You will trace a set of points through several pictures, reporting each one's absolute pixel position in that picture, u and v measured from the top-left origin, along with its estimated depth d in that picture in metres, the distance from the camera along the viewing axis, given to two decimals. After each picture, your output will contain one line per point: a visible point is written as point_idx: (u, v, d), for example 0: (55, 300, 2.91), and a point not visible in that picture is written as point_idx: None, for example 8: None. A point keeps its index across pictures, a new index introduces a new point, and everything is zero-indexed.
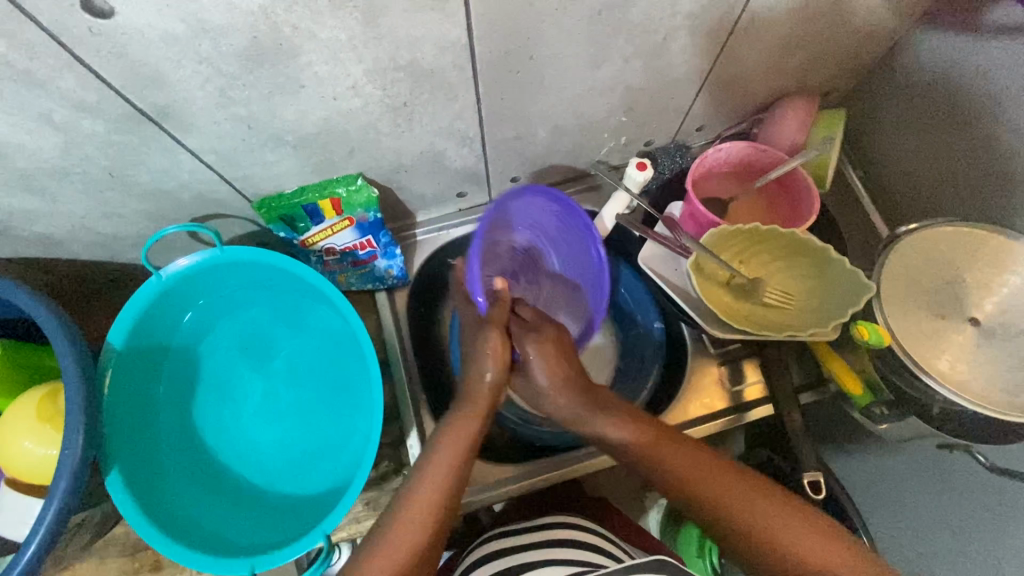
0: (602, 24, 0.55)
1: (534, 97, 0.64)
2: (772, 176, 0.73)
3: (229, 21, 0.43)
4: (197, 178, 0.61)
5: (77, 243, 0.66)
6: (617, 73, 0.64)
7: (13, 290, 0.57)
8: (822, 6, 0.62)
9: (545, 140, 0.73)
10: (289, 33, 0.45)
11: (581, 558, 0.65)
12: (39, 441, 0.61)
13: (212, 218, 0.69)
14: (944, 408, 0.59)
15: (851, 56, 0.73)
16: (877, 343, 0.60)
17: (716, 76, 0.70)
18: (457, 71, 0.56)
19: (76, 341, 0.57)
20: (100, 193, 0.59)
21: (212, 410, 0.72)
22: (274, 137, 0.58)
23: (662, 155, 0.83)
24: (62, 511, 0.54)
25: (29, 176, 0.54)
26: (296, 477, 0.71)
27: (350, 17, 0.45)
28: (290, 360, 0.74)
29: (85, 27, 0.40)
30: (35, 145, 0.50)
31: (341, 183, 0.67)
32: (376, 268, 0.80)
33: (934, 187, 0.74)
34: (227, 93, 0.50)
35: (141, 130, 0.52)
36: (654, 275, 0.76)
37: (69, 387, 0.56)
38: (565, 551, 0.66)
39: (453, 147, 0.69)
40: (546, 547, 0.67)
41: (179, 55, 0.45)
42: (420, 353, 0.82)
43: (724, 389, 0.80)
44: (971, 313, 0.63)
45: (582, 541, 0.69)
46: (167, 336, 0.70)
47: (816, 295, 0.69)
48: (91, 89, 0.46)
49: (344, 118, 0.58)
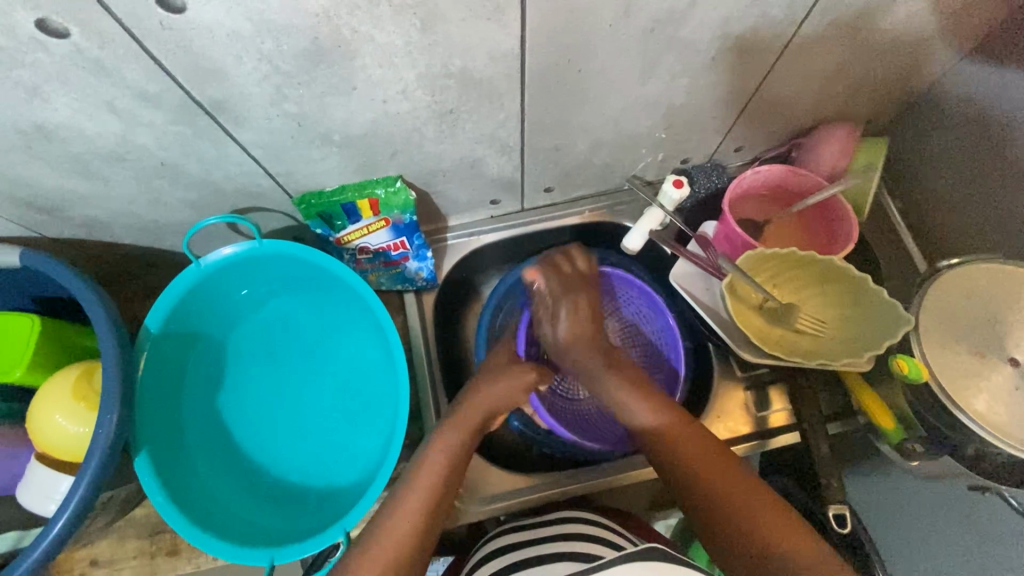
0: (653, 41, 0.55)
1: (577, 109, 0.64)
2: (810, 201, 0.72)
3: (293, 21, 0.44)
4: (243, 171, 0.62)
5: (121, 227, 0.68)
6: (662, 90, 0.64)
7: (58, 268, 0.58)
8: (874, 34, 0.61)
9: (583, 152, 0.74)
10: (348, 36, 0.46)
11: (596, 552, 0.65)
12: (72, 418, 0.62)
13: (253, 211, 0.71)
14: (980, 449, 0.57)
15: (897, 84, 0.72)
16: (917, 380, 0.60)
17: (759, 99, 0.70)
18: (506, 80, 0.56)
19: (117, 325, 0.59)
20: (149, 181, 0.60)
21: (239, 399, 0.73)
22: (322, 137, 0.59)
23: (698, 173, 0.82)
24: (93, 488, 0.55)
25: (85, 160, 0.56)
26: (319, 470, 0.72)
27: (409, 24, 0.46)
28: (318, 358, 0.75)
29: (157, 20, 0.42)
30: (95, 131, 0.52)
31: (380, 184, 0.68)
32: (407, 270, 0.80)
33: (976, 222, 0.72)
34: (282, 90, 0.51)
35: (196, 122, 0.53)
36: (686, 295, 0.76)
37: (106, 369, 0.57)
38: (581, 544, 0.66)
39: (492, 154, 0.69)
40: (561, 540, 0.67)
41: (240, 52, 0.46)
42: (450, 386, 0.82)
43: (750, 414, 0.80)
44: (1011, 353, 0.59)
45: (598, 536, 0.69)
46: (201, 324, 0.71)
47: (849, 324, 0.68)
48: (154, 80, 0.47)
49: (391, 121, 0.58)
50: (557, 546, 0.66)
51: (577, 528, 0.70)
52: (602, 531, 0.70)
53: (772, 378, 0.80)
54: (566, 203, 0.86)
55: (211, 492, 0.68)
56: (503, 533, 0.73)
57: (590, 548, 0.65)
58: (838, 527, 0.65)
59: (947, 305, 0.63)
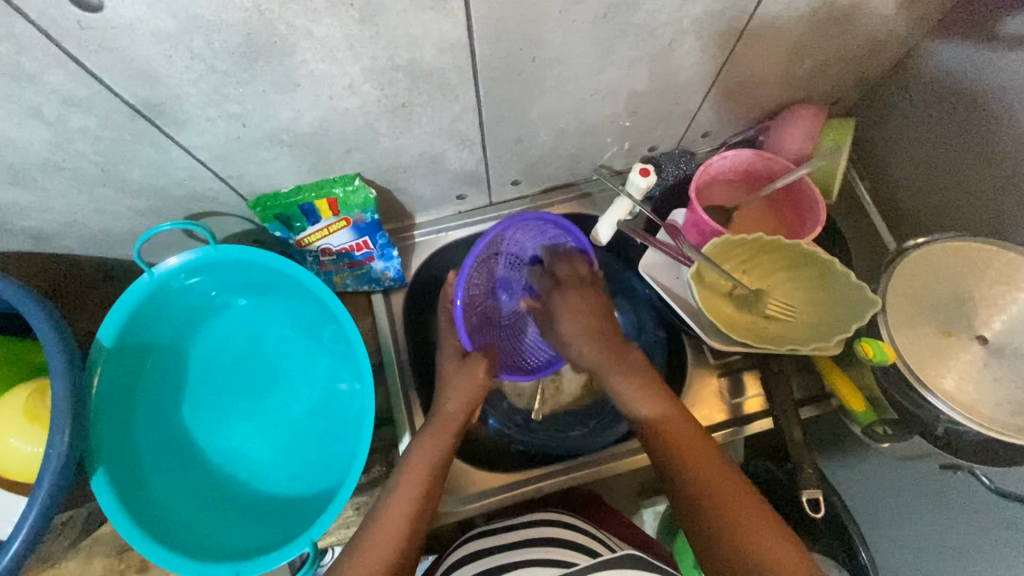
0: (608, 27, 0.54)
1: (535, 99, 0.62)
2: (778, 185, 0.71)
3: (222, 17, 0.42)
4: (191, 175, 0.60)
5: (69, 238, 0.66)
6: (621, 77, 0.63)
7: (1, 283, 0.56)
8: (836, 11, 0.60)
9: (547, 143, 0.72)
10: (284, 31, 0.44)
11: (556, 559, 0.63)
12: (26, 439, 0.61)
13: (207, 215, 0.68)
14: (950, 428, 0.57)
15: (862, 63, 0.71)
16: (883, 362, 0.58)
17: (723, 82, 0.69)
18: (458, 72, 0.55)
19: (66, 340, 0.56)
20: (92, 190, 0.58)
21: (202, 411, 0.71)
22: (270, 136, 0.57)
23: (666, 160, 0.81)
24: (48, 509, 0.53)
25: (19, 170, 0.53)
26: (287, 478, 0.70)
27: (346, 16, 0.44)
28: (284, 363, 0.73)
29: (74, 20, 0.39)
30: (25, 140, 0.50)
31: (338, 183, 0.67)
32: (373, 270, 0.79)
33: (944, 199, 0.72)
34: (221, 89, 0.49)
35: (133, 126, 0.51)
36: (654, 283, 0.75)
37: (55, 384, 0.55)
38: (540, 551, 0.65)
39: (452, 148, 0.67)
40: (521, 548, 0.66)
41: (170, 51, 0.44)
42: (421, 387, 0.81)
43: (724, 401, 0.79)
44: (979, 330, 0.59)
45: (563, 540, 0.67)
46: (159, 336, 0.69)
47: (817, 309, 0.67)
48: (80, 83, 0.45)
49: (342, 118, 0.56)
50: (526, 554, 0.65)
51: (541, 532, 0.68)
52: (568, 532, 0.69)
53: (746, 365, 0.80)
54: (534, 195, 0.85)
55: (175, 509, 0.66)
56: (469, 540, 0.72)
57: (562, 555, 0.64)
58: (813, 512, 0.64)
59: (915, 285, 0.62)
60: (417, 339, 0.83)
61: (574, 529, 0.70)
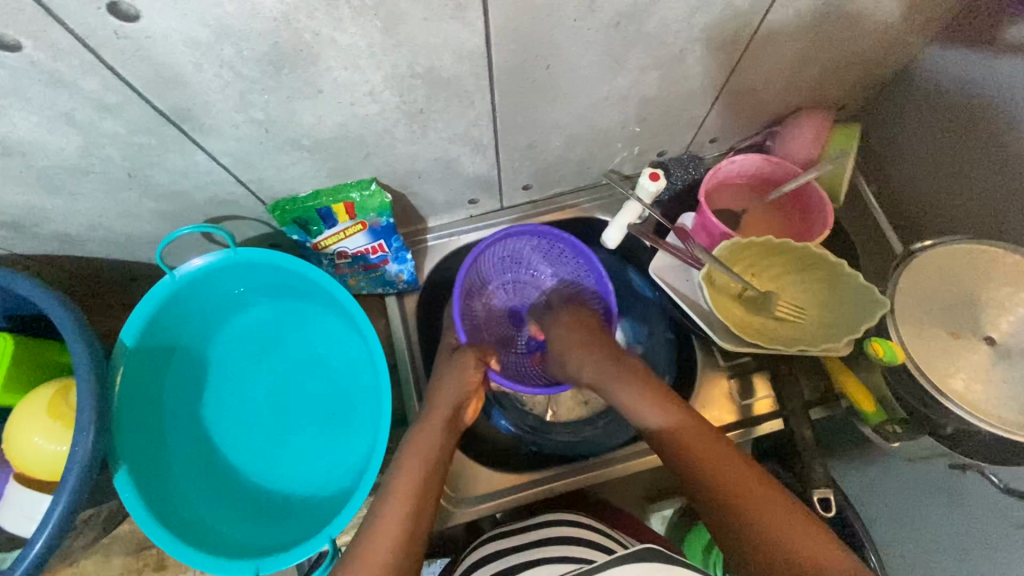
0: (621, 34, 0.55)
1: (548, 106, 0.64)
2: (785, 189, 0.73)
3: (251, 26, 0.43)
4: (213, 180, 0.61)
5: (93, 241, 0.67)
6: (632, 83, 0.64)
7: (26, 285, 0.57)
8: (842, 20, 0.61)
9: (559, 148, 0.73)
10: (310, 40, 0.46)
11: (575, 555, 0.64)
12: (50, 437, 0.62)
13: (226, 219, 0.70)
14: (960, 427, 0.58)
15: (868, 69, 0.72)
16: (893, 361, 0.59)
17: (732, 88, 0.70)
18: (474, 79, 0.56)
19: (90, 340, 0.58)
20: (117, 194, 0.60)
21: (220, 410, 0.72)
22: (291, 141, 0.58)
23: (675, 165, 0.82)
24: (73, 506, 0.54)
25: (49, 175, 0.55)
26: (302, 477, 0.71)
27: (370, 25, 0.46)
28: (299, 363, 0.75)
29: (111, 30, 0.41)
30: (55, 145, 0.51)
31: (355, 187, 0.68)
32: (386, 273, 0.80)
33: (950, 202, 0.73)
34: (246, 96, 0.51)
35: (161, 131, 0.52)
36: (665, 285, 0.76)
37: (80, 384, 0.56)
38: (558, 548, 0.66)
39: (466, 154, 0.69)
40: (539, 546, 0.67)
41: (200, 59, 0.45)
42: None
43: (733, 403, 0.80)
44: (987, 331, 0.60)
45: (579, 538, 0.68)
46: (178, 336, 0.70)
47: (827, 310, 0.69)
48: (114, 90, 0.47)
49: (361, 124, 0.58)
50: (544, 551, 0.65)
51: (557, 531, 0.69)
52: (584, 530, 0.70)
53: (756, 366, 0.81)
54: (544, 200, 0.86)
55: (192, 507, 0.67)
56: (487, 541, 0.73)
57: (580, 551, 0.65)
58: (823, 511, 0.65)
59: (923, 286, 0.63)
60: (430, 341, 0.84)
61: (590, 528, 0.71)
